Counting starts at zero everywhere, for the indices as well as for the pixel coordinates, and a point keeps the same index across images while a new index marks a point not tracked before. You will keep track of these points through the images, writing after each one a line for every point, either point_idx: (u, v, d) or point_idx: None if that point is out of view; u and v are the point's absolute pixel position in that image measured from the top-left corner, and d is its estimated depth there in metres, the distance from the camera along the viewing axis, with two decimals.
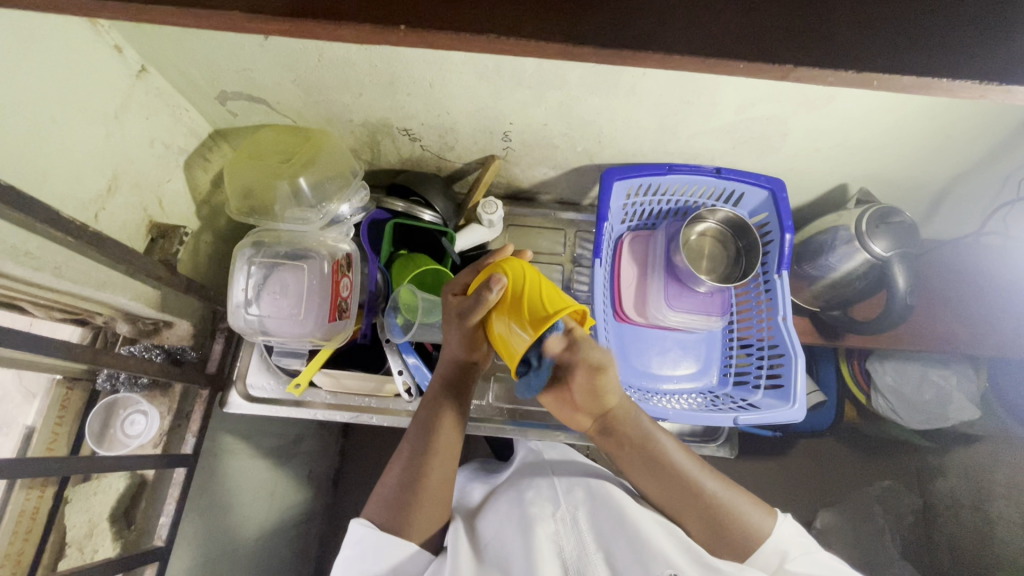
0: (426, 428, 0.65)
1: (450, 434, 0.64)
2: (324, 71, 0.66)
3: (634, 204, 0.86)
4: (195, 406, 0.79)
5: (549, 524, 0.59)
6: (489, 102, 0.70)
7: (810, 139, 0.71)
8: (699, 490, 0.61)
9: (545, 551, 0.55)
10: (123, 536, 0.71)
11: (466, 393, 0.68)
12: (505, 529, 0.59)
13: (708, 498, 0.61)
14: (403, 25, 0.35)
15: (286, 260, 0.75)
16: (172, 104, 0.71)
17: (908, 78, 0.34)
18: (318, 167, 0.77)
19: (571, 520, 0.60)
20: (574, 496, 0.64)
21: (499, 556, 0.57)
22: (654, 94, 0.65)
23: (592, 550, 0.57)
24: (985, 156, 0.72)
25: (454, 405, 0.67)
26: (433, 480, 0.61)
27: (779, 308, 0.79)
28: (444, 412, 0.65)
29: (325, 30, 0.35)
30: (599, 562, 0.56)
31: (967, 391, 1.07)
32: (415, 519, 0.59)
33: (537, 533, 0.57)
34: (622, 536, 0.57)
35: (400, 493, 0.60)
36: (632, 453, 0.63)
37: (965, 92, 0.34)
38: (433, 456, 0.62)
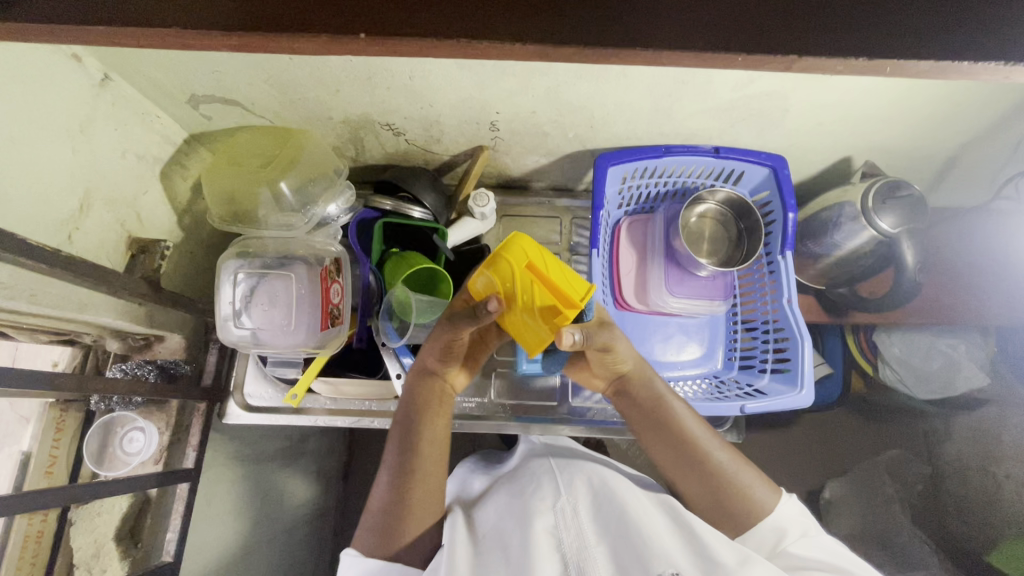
0: (405, 442, 0.64)
1: (428, 450, 0.63)
2: (296, 69, 0.62)
3: (630, 187, 0.83)
4: (194, 419, 0.78)
5: (548, 517, 0.57)
6: (473, 92, 0.66)
7: (813, 114, 0.68)
8: (710, 459, 0.62)
9: (543, 545, 0.53)
10: (130, 555, 0.70)
11: (441, 408, 0.66)
12: (503, 526, 0.58)
13: (717, 466, 0.62)
14: (362, 33, 0.33)
15: (273, 269, 0.71)
16: (141, 112, 0.67)
17: (924, 63, 0.32)
18: (299, 170, 0.74)
19: (571, 512, 0.58)
20: (575, 489, 0.62)
21: (496, 553, 0.55)
22: (647, 76, 0.61)
23: (591, 543, 0.54)
24: (996, 122, 0.69)
25: (429, 421, 0.65)
26: (415, 500, 0.61)
27: (784, 290, 0.76)
28: (418, 430, 0.64)
29: (281, 43, 0.33)
30: (600, 557, 0.53)
31: (976, 358, 1.06)
32: (401, 540, 0.59)
33: (536, 526, 0.55)
34: (624, 531, 0.54)
35: (383, 516, 0.61)
36: (647, 417, 0.64)
37: (987, 74, 0.32)
38: (413, 477, 0.62)
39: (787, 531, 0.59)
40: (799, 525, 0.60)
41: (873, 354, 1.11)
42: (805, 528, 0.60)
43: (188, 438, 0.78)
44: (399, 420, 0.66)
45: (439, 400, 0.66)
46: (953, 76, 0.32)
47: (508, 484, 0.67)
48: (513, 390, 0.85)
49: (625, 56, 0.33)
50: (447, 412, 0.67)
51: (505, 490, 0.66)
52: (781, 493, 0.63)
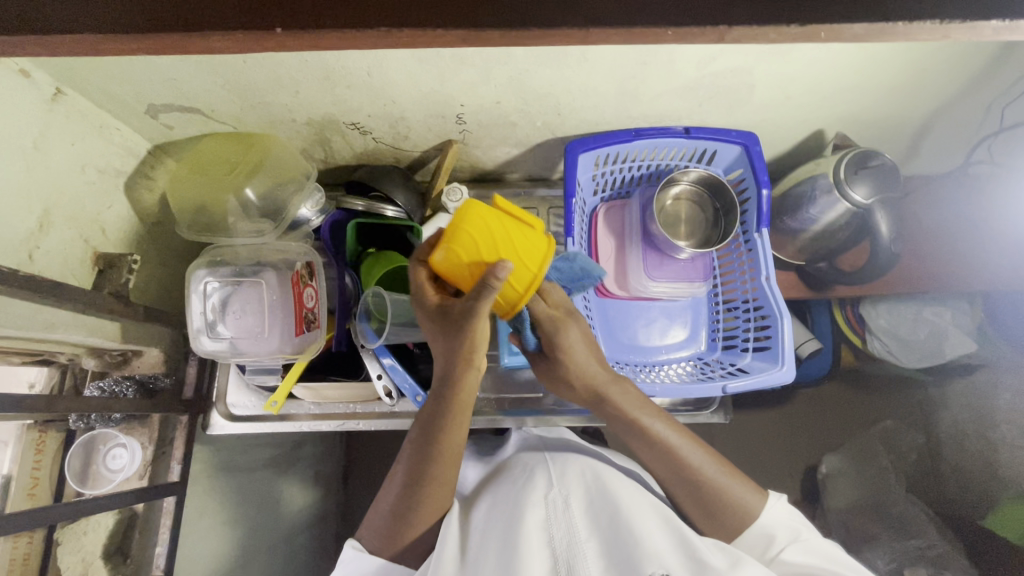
0: (421, 449, 0.59)
1: (447, 461, 0.59)
2: (252, 71, 0.61)
3: (604, 173, 0.82)
4: (176, 433, 0.78)
5: (540, 509, 0.57)
6: (434, 86, 0.65)
7: (780, 88, 0.67)
8: (697, 473, 0.61)
9: (533, 540, 0.52)
10: (119, 571, 0.70)
11: (462, 414, 0.58)
12: (493, 522, 0.58)
13: (707, 479, 0.60)
14: (277, 27, 0.33)
15: (245, 277, 0.70)
16: (99, 125, 0.66)
17: (858, 26, 0.32)
18: (264, 175, 0.74)
19: (563, 504, 0.58)
20: (568, 482, 0.62)
21: (487, 546, 0.54)
22: (608, 58, 0.61)
23: (582, 536, 0.54)
24: (965, 86, 0.68)
25: (449, 430, 0.58)
26: (427, 509, 0.59)
27: (762, 267, 0.75)
28: (437, 441, 0.58)
29: (199, 41, 0.34)
30: (590, 550, 0.52)
31: (962, 325, 1.06)
32: (404, 541, 0.59)
33: (527, 519, 0.55)
34: (614, 525, 0.54)
35: (392, 520, 0.59)
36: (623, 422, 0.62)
37: (926, 32, 0.32)
38: (428, 487, 0.58)
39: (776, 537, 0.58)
40: (788, 530, 0.59)
41: (862, 327, 1.11)
42: (797, 532, 0.59)
43: (172, 452, 0.78)
44: (419, 424, 0.60)
45: (461, 406, 0.58)
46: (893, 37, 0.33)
47: (501, 479, 0.67)
48: (498, 384, 0.85)
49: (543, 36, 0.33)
50: (467, 415, 0.59)
51: (499, 485, 0.65)
52: (770, 495, 0.62)
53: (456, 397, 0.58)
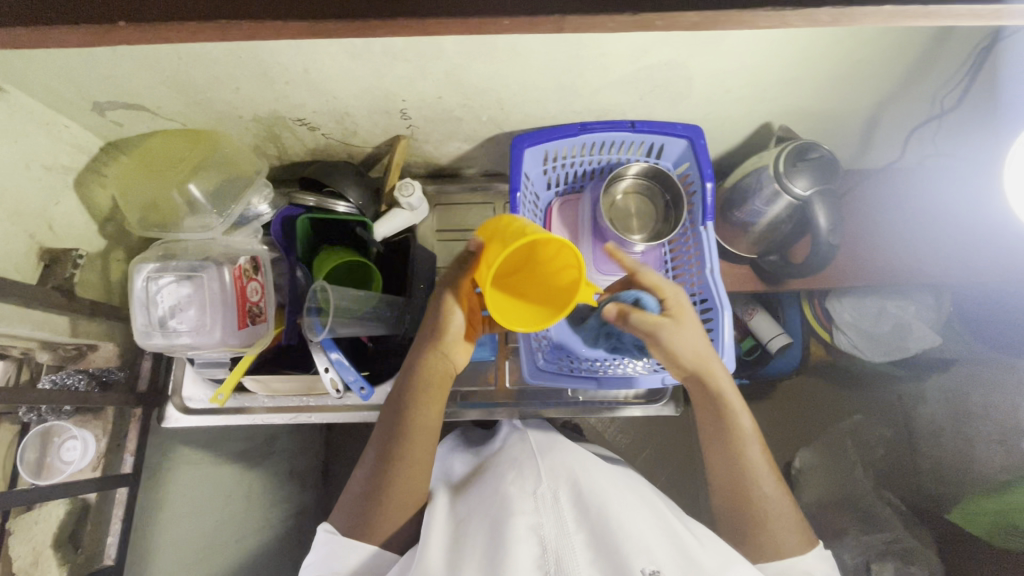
0: (394, 424, 0.66)
1: (416, 439, 0.65)
2: (190, 68, 0.62)
3: (554, 168, 0.83)
4: (131, 426, 0.79)
5: (528, 502, 0.57)
6: (372, 81, 0.66)
7: (718, 82, 0.67)
8: (752, 490, 0.64)
9: (522, 532, 0.52)
10: (70, 560, 0.71)
11: (442, 391, 0.68)
12: (478, 513, 0.58)
13: (756, 497, 0.64)
14: None
15: (182, 272, 0.69)
16: (46, 122, 0.67)
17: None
18: (210, 170, 0.75)
19: (551, 499, 0.58)
20: (555, 478, 0.62)
21: (478, 536, 0.55)
22: (540, 53, 0.61)
23: (570, 530, 0.54)
24: (906, 78, 0.68)
25: (428, 404, 0.67)
26: (398, 487, 0.62)
27: (707, 260, 0.75)
28: (416, 413, 0.66)
29: None
30: (578, 543, 0.53)
31: (926, 319, 1.05)
32: (374, 524, 0.61)
33: (517, 514, 0.55)
34: (603, 521, 0.54)
35: (365, 499, 0.62)
36: (714, 423, 0.67)
37: None
38: (397, 462, 0.63)
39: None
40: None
41: (828, 321, 1.11)
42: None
43: (127, 444, 0.79)
44: (391, 401, 0.68)
45: (434, 385, 0.68)
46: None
47: (488, 473, 0.67)
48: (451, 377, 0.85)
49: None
50: (440, 397, 0.68)
51: (489, 478, 0.65)
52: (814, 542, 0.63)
53: (427, 373, 0.68)
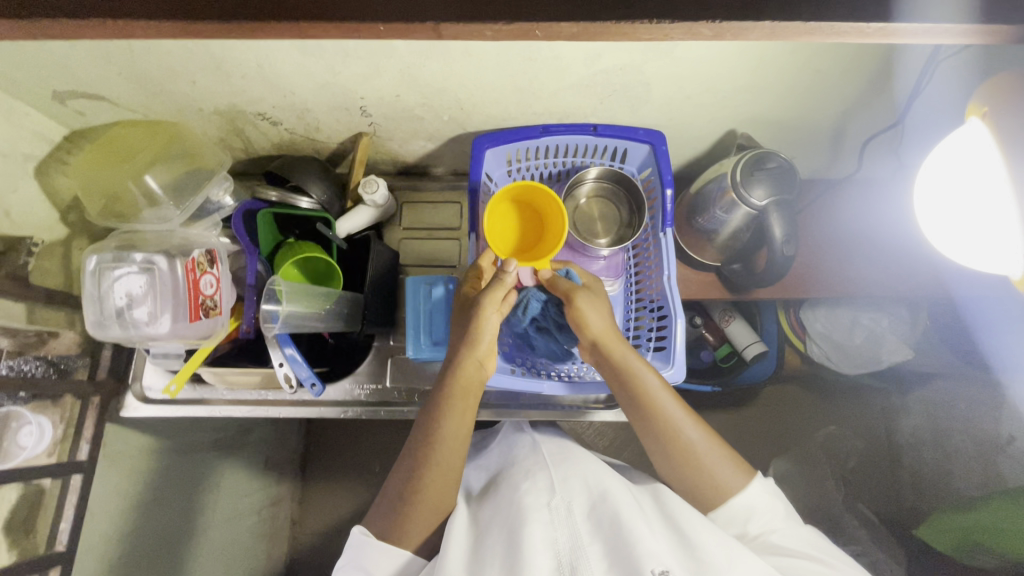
0: (426, 429, 0.65)
1: (449, 446, 0.64)
2: (144, 60, 0.62)
3: (519, 170, 0.83)
4: (89, 413, 0.80)
5: (543, 513, 0.57)
6: (328, 78, 0.66)
7: (677, 87, 0.67)
8: (678, 438, 0.65)
9: (538, 542, 0.53)
10: (20, 544, 0.70)
11: (472, 397, 0.67)
12: (494, 522, 0.58)
13: (684, 443, 0.64)
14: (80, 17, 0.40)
15: (136, 262, 0.69)
16: (6, 110, 0.67)
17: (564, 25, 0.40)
18: (169, 161, 0.75)
19: (566, 510, 0.58)
20: (571, 491, 0.61)
21: (492, 548, 0.54)
22: (492, 54, 0.60)
23: (586, 541, 0.54)
24: (869, 88, 0.67)
25: (458, 410, 0.66)
26: (432, 494, 0.62)
27: (665, 266, 0.75)
28: (445, 419, 0.65)
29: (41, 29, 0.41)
30: (594, 554, 0.52)
31: (899, 332, 1.05)
32: (404, 532, 0.61)
33: (531, 526, 0.54)
34: (617, 531, 0.53)
35: (401, 506, 0.62)
36: (624, 392, 0.67)
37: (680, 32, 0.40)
38: (431, 469, 0.63)
39: (755, 514, 0.62)
40: (764, 506, 0.63)
41: (802, 331, 1.10)
42: (778, 515, 0.63)
43: (84, 432, 0.80)
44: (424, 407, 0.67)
45: (466, 391, 0.67)
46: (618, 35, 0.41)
47: (503, 481, 0.67)
48: (408, 373, 0.83)
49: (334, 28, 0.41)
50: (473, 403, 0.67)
51: (503, 485, 0.65)
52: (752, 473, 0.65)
53: (459, 380, 0.67)
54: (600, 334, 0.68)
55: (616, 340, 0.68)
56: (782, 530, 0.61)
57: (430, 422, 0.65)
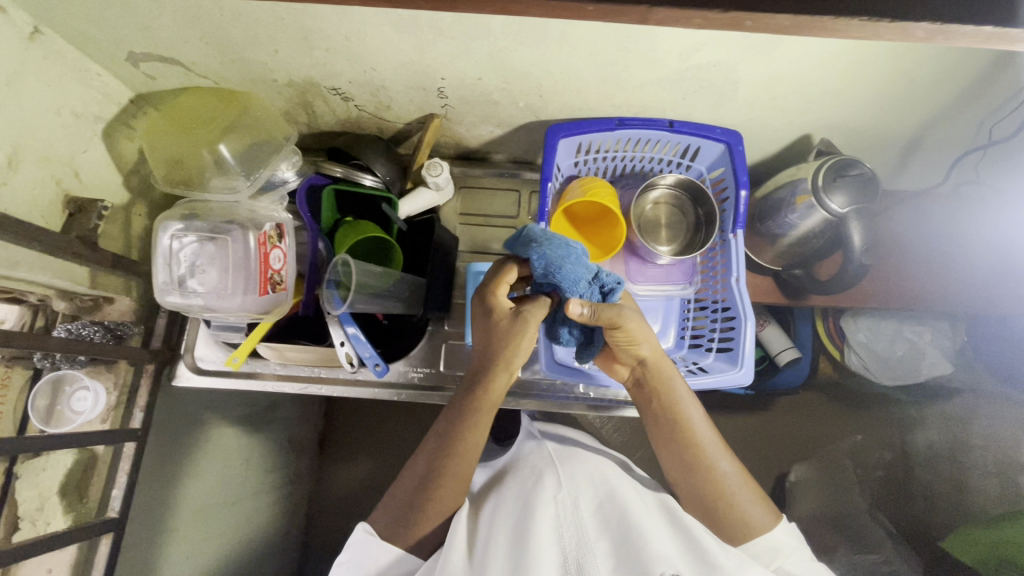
0: (445, 437, 0.63)
1: (467, 453, 0.62)
2: (231, 26, 0.61)
3: (585, 161, 0.82)
4: (142, 381, 0.79)
5: (551, 511, 0.59)
6: (414, 55, 0.64)
7: (766, 87, 0.66)
8: (710, 465, 0.64)
9: (544, 536, 0.55)
10: (76, 510, 0.73)
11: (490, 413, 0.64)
12: (502, 520, 0.60)
13: (715, 472, 0.63)
14: None
15: (208, 232, 0.69)
16: (78, 68, 0.66)
17: (780, 17, 0.36)
18: (241, 131, 0.74)
19: (571, 506, 0.61)
20: (583, 493, 0.63)
21: (503, 541, 0.56)
22: (588, 41, 0.59)
23: (591, 538, 0.56)
24: (959, 100, 0.66)
25: (473, 425, 0.63)
26: (445, 497, 0.61)
27: (734, 269, 0.75)
28: (462, 432, 0.62)
29: None
30: (600, 552, 0.54)
31: (940, 346, 1.05)
32: (414, 532, 0.60)
33: (541, 520, 0.57)
34: (624, 525, 0.55)
35: (409, 505, 0.61)
36: (659, 417, 0.67)
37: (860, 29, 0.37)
38: (445, 475, 0.61)
39: (781, 550, 0.60)
40: (793, 548, 0.61)
41: (840, 340, 1.10)
42: (801, 551, 0.61)
43: (137, 400, 0.79)
44: (447, 411, 0.64)
45: (493, 399, 0.64)
46: (815, 30, 0.37)
47: (514, 484, 0.68)
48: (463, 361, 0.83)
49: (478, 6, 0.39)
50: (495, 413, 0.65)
51: (509, 484, 0.69)
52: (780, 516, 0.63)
53: (485, 391, 0.64)
54: (650, 357, 0.66)
55: (661, 364, 0.67)
56: (800, 562, 0.59)
57: (450, 428, 0.63)
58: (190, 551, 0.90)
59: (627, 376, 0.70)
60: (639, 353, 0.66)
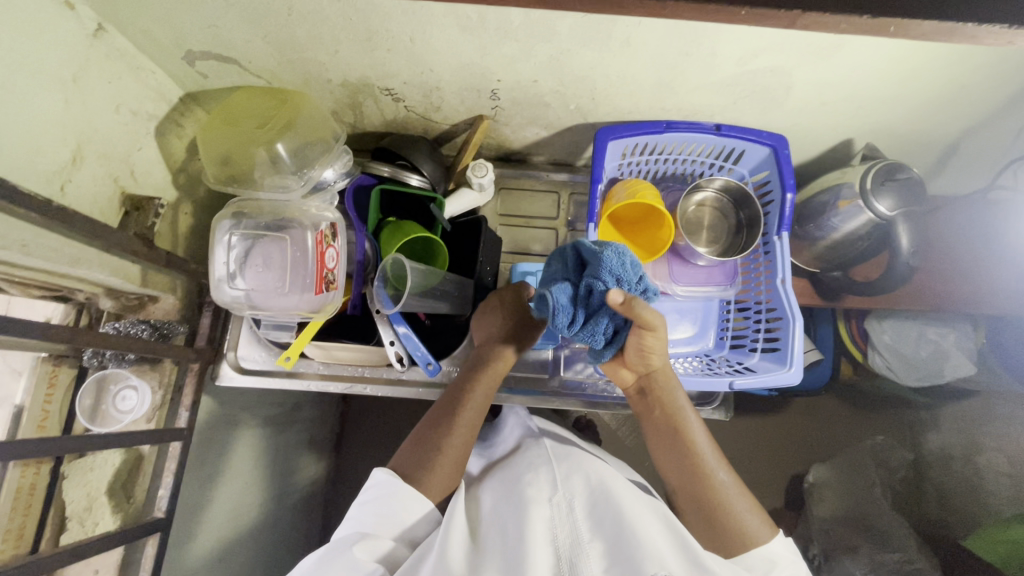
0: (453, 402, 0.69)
1: (472, 411, 0.68)
2: (295, 25, 0.61)
3: (629, 163, 0.83)
4: (187, 380, 0.79)
5: (545, 509, 0.56)
6: (474, 57, 0.65)
7: (818, 92, 0.67)
8: (709, 475, 0.63)
9: (539, 540, 0.52)
10: (123, 509, 0.73)
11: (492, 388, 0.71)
12: (495, 520, 0.58)
13: (713, 482, 0.63)
14: None
15: (268, 231, 0.70)
16: (135, 66, 0.66)
17: (927, 25, 0.33)
18: (297, 131, 0.74)
19: (566, 507, 0.57)
20: (573, 482, 0.60)
21: (497, 542, 0.55)
22: (651, 46, 0.60)
23: (585, 540, 0.53)
24: (1003, 107, 0.68)
25: (478, 394, 0.69)
26: (452, 451, 0.65)
27: (779, 270, 0.76)
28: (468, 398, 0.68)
29: None
30: (594, 553, 0.52)
31: (964, 348, 1.06)
32: (429, 477, 0.63)
33: (533, 520, 0.54)
34: (620, 530, 0.53)
35: (425, 452, 0.64)
36: (660, 425, 0.67)
37: (993, 38, 0.33)
38: (456, 429, 0.66)
39: (778, 565, 0.58)
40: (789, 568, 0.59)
41: (864, 342, 1.12)
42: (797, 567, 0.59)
43: (181, 400, 0.79)
44: (455, 383, 0.71)
45: (494, 372, 0.71)
46: (957, 38, 0.33)
47: (505, 470, 0.66)
48: (506, 361, 0.84)
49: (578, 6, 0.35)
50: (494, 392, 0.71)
51: (502, 474, 0.66)
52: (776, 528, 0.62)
53: (490, 363, 0.71)
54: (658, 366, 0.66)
55: (665, 373, 0.68)
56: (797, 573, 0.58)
57: (459, 389, 0.70)
58: (226, 553, 0.89)
59: (632, 383, 0.70)
60: (651, 364, 0.65)
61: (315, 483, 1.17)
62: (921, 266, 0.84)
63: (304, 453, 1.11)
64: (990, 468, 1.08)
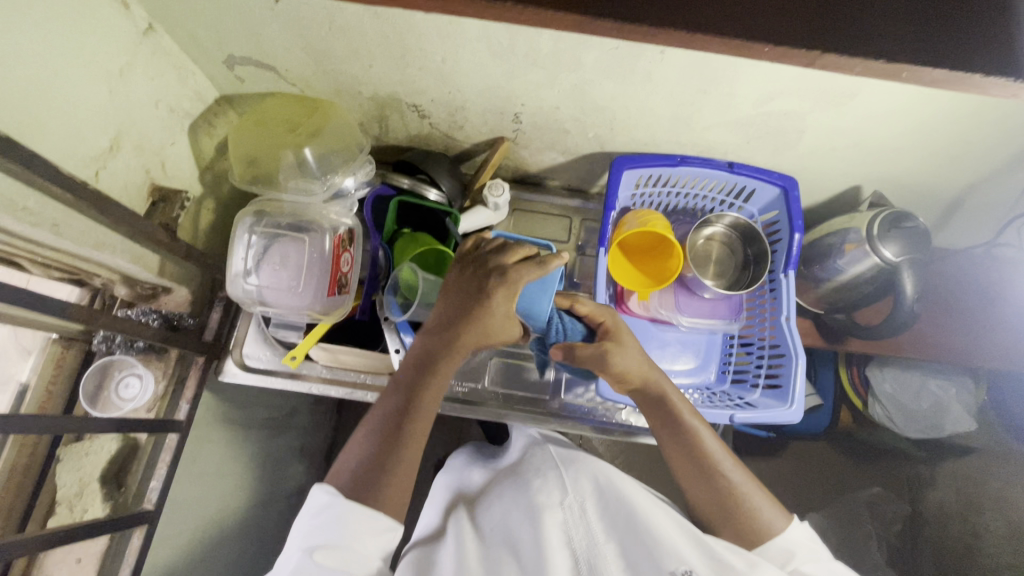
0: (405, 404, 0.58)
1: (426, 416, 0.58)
2: (334, 38, 0.64)
3: (642, 194, 0.85)
4: (190, 372, 0.79)
5: (558, 513, 0.57)
6: (501, 81, 0.68)
7: (827, 139, 0.70)
8: (721, 474, 0.60)
9: (555, 543, 0.53)
10: (113, 498, 0.72)
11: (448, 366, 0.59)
12: (513, 520, 0.58)
13: (729, 482, 0.59)
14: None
15: (287, 231, 0.73)
16: (179, 66, 0.69)
17: (939, 72, 0.34)
18: (324, 138, 0.77)
19: (578, 509, 0.58)
20: (581, 484, 0.61)
21: (506, 549, 0.55)
22: (669, 83, 0.63)
23: (602, 540, 0.55)
24: (1007, 165, 0.71)
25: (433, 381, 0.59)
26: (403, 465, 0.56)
27: (783, 308, 0.78)
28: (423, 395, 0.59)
29: None
30: (611, 555, 0.53)
31: (965, 403, 1.05)
32: (380, 503, 0.54)
33: (548, 525, 0.55)
34: (634, 531, 0.54)
35: (368, 471, 0.55)
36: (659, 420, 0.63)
37: (999, 90, 0.35)
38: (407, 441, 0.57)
39: (796, 554, 0.56)
40: (808, 549, 0.57)
41: (864, 390, 1.10)
42: (815, 552, 0.58)
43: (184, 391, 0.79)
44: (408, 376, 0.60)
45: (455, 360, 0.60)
46: (967, 88, 0.35)
47: (511, 475, 0.66)
48: (507, 379, 0.84)
49: (607, 29, 0.36)
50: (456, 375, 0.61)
51: (506, 481, 0.65)
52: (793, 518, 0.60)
53: (464, 353, 0.59)
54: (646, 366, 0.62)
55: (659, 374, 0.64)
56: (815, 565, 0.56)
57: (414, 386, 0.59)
58: (204, 554, 0.87)
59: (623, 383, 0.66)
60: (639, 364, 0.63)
61: (301, 492, 1.15)
62: (924, 315, 0.85)
63: (295, 459, 1.09)
64: (989, 528, 1.06)
